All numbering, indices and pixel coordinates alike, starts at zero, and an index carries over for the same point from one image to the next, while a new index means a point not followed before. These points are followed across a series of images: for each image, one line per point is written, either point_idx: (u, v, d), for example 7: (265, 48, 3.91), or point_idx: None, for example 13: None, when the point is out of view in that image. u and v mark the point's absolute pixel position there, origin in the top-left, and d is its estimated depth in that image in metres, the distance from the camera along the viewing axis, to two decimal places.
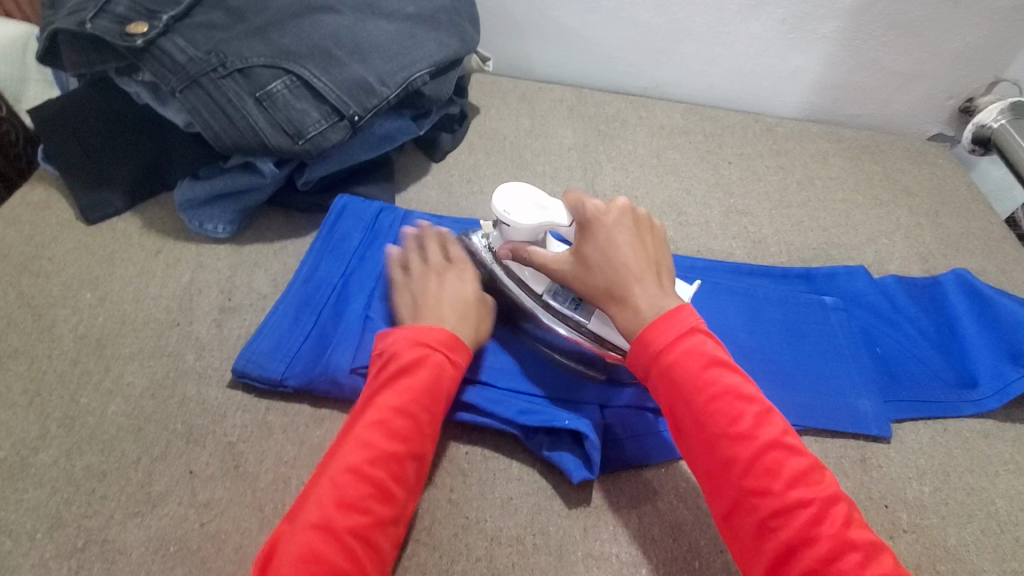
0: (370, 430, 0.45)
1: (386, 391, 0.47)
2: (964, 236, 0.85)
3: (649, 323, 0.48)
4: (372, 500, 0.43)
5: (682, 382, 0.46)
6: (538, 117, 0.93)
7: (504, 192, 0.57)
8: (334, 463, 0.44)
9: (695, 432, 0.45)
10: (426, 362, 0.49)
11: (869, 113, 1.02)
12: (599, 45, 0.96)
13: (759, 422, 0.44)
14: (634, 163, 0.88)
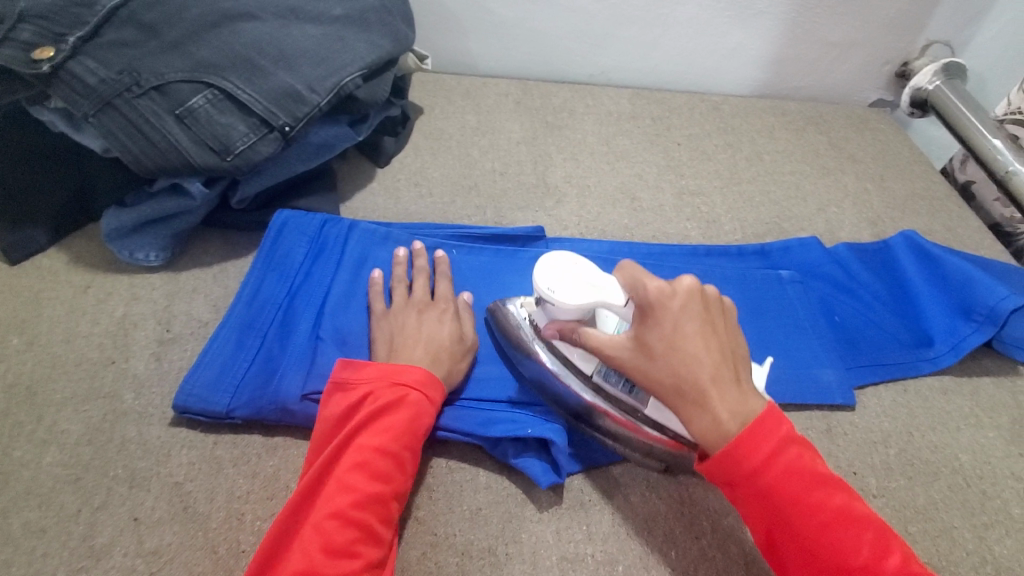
0: (353, 473, 0.44)
1: (366, 430, 0.46)
2: (909, 198, 0.87)
3: (737, 438, 0.41)
4: (361, 543, 0.42)
5: (787, 509, 0.40)
6: (484, 113, 0.91)
7: (547, 267, 0.50)
8: (317, 511, 0.42)
9: (802, 558, 0.40)
10: (406, 399, 0.48)
11: (811, 84, 1.03)
12: (540, 35, 0.94)
13: (878, 551, 0.40)
14: (585, 152, 0.87)
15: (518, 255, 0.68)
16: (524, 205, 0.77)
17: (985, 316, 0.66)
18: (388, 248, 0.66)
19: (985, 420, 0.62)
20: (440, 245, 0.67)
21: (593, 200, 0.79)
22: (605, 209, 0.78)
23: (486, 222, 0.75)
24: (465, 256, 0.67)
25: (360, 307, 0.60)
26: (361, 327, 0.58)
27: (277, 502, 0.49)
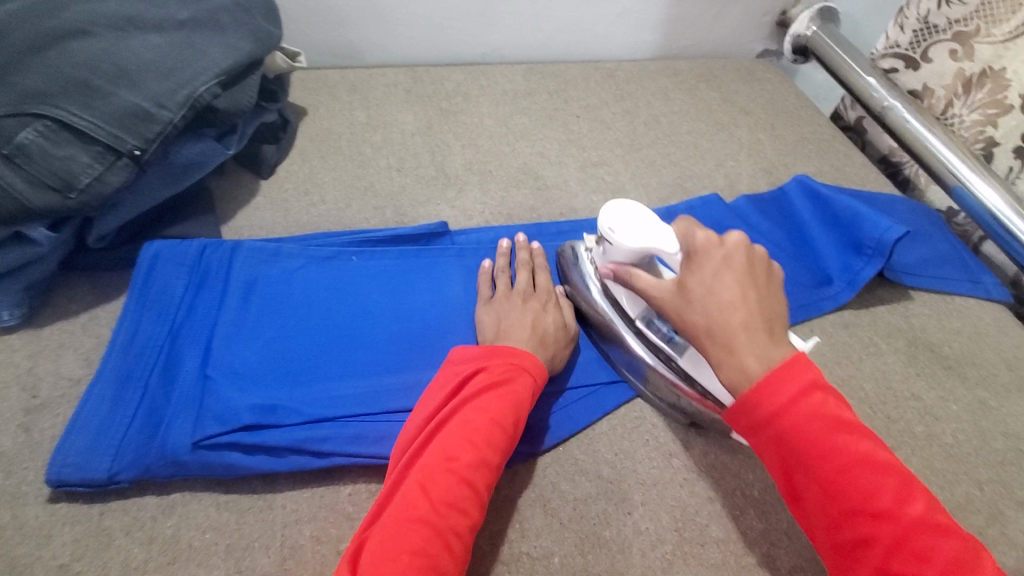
0: (467, 434, 0.45)
1: (482, 396, 0.47)
2: (799, 143, 0.90)
3: (759, 380, 0.41)
4: (469, 503, 0.43)
5: (803, 450, 0.39)
6: (374, 107, 0.86)
7: (615, 208, 0.55)
8: (428, 463, 0.44)
9: (823, 503, 0.39)
10: (519, 376, 0.49)
11: (699, 42, 1.05)
12: (423, 18, 0.90)
13: (901, 496, 0.38)
14: (483, 135, 0.84)
15: (422, 254, 0.65)
16: (425, 199, 0.73)
17: (874, 248, 0.69)
18: (280, 267, 0.61)
19: (884, 347, 0.66)
20: (338, 254, 0.63)
21: (496, 184, 0.77)
22: (509, 192, 0.76)
23: (385, 223, 0.70)
24: (366, 263, 0.63)
25: (255, 335, 0.55)
26: (257, 357, 0.54)
27: (180, 564, 0.44)
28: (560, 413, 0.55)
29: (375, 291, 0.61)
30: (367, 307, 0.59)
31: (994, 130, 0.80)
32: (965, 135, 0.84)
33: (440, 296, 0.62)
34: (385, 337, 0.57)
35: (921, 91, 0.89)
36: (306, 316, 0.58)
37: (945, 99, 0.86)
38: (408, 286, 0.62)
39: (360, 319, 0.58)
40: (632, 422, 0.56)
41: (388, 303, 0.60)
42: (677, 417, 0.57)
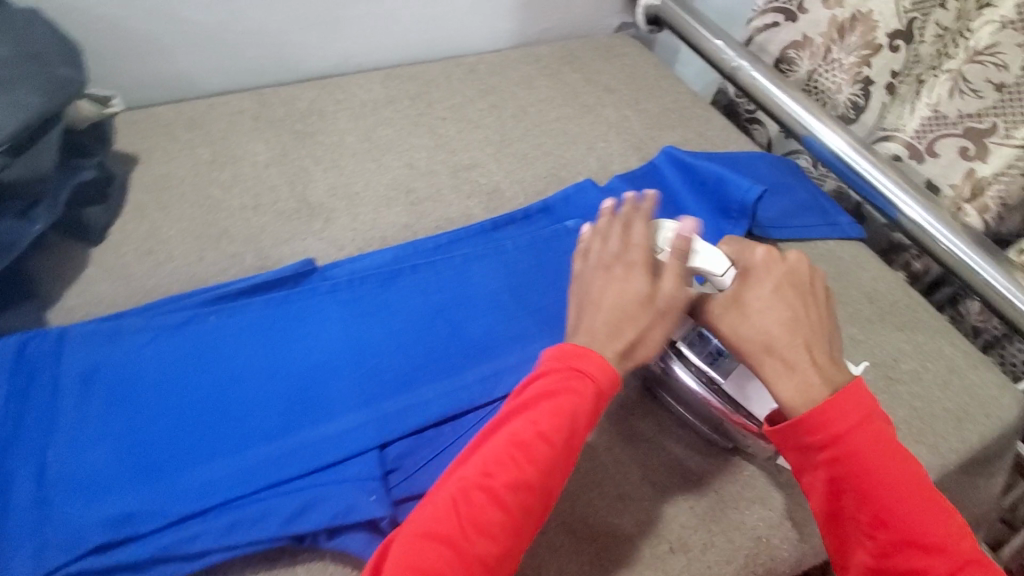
0: (509, 453, 0.44)
1: (530, 409, 0.46)
2: (663, 114, 0.93)
3: (827, 400, 0.46)
4: (501, 528, 0.42)
5: (854, 475, 0.45)
6: (218, 141, 0.77)
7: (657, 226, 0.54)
8: (465, 483, 0.43)
9: (869, 526, 0.45)
10: (580, 386, 0.46)
11: (554, 25, 1.06)
12: (258, 33, 0.82)
13: (946, 533, 0.44)
14: (345, 154, 0.78)
15: (291, 297, 0.60)
16: (288, 236, 0.68)
17: (738, 210, 0.72)
18: (120, 348, 0.53)
19: None
20: (191, 319, 0.56)
21: (365, 206, 0.72)
22: (380, 213, 0.72)
23: (246, 271, 0.64)
24: (228, 320, 0.57)
25: (103, 431, 0.49)
26: (107, 457, 0.47)
27: None
28: (461, 440, 0.53)
29: (242, 350, 0.55)
30: (235, 370, 0.54)
31: (869, 69, 0.81)
32: (844, 78, 0.84)
33: (316, 340, 0.57)
34: (257, 400, 0.52)
35: (800, 42, 0.88)
36: (161, 395, 0.51)
37: (823, 46, 0.85)
38: (279, 337, 0.57)
39: (226, 386, 0.53)
40: None
41: (259, 361, 0.55)
42: None
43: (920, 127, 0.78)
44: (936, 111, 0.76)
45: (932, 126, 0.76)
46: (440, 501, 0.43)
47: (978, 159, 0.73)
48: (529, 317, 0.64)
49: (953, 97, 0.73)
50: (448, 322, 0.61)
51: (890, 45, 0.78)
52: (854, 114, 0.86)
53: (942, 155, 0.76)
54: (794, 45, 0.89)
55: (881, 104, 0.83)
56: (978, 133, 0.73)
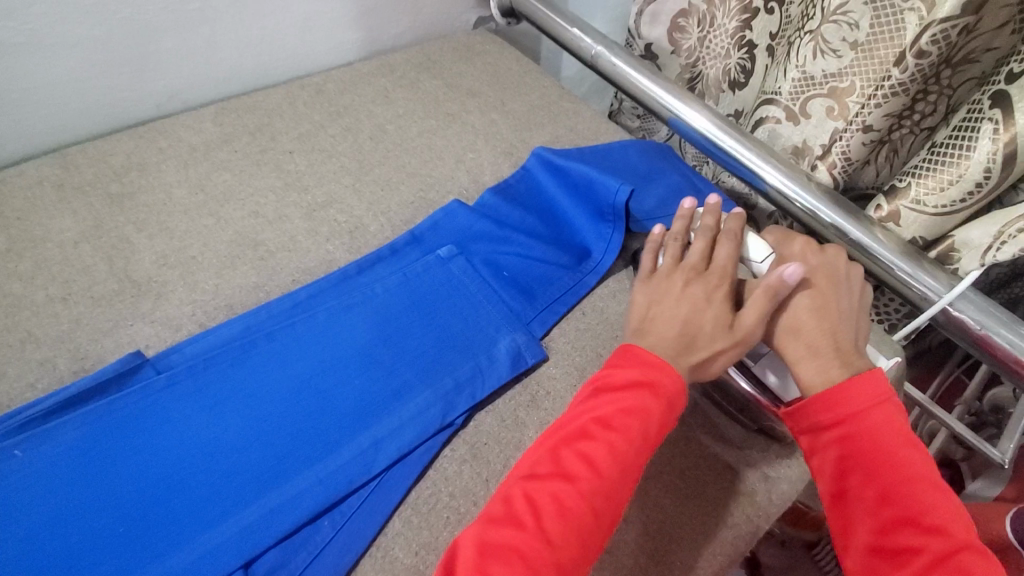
0: (578, 459, 0.45)
1: (601, 409, 0.47)
2: (531, 112, 0.89)
3: (851, 379, 0.49)
4: (569, 534, 0.42)
5: (861, 451, 0.46)
6: (13, 223, 0.65)
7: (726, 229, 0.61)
8: (534, 486, 0.44)
9: (873, 503, 0.45)
10: (652, 392, 0.48)
11: (407, 28, 0.99)
12: (48, 88, 0.69)
13: (955, 520, 0.43)
14: (174, 212, 0.68)
15: (117, 405, 0.52)
16: (111, 325, 0.58)
17: (613, 213, 0.70)
18: None
19: None
20: None
21: (204, 271, 0.63)
22: (224, 276, 0.63)
23: (60, 379, 0.54)
24: (40, 453, 0.49)
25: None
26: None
27: None
28: (339, 532, 0.48)
29: (61, 489, 0.48)
30: (55, 515, 0.46)
31: (751, 32, 0.81)
32: (729, 44, 0.84)
33: (152, 454, 0.50)
34: (86, 547, 0.45)
35: (687, 10, 0.88)
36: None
37: (708, 12, 0.85)
38: (105, 461, 0.49)
39: (48, 537, 0.46)
40: (427, 503, 0.50)
41: (83, 497, 0.47)
42: (473, 473, 0.52)
43: (792, 89, 0.77)
44: (804, 73, 0.75)
45: (803, 88, 0.76)
46: (511, 507, 0.43)
47: (840, 117, 0.74)
48: (518, 342, 0.61)
49: (817, 57, 0.73)
50: (315, 394, 0.54)
51: (765, 7, 0.78)
52: (743, 79, 0.86)
53: (812, 116, 0.77)
54: (681, 14, 0.89)
55: (764, 67, 0.84)
56: (839, 93, 0.73)
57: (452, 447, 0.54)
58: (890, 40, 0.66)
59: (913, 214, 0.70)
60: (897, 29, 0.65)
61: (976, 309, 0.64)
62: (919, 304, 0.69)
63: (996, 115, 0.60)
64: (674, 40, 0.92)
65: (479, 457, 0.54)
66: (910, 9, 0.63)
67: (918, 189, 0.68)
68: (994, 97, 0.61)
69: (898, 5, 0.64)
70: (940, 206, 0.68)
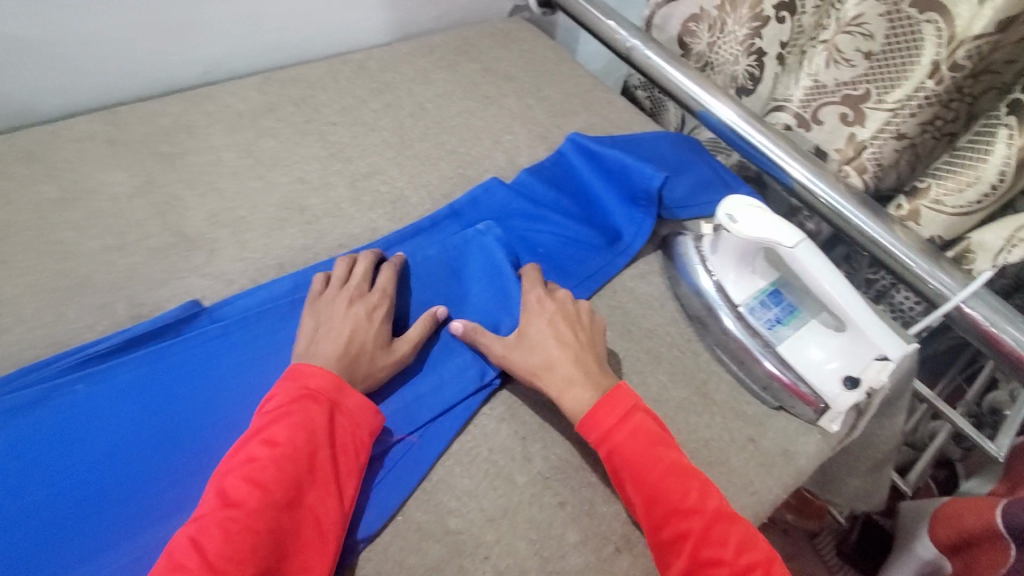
0: (243, 477, 0.44)
1: (264, 430, 0.47)
2: (565, 100, 0.92)
3: (597, 403, 0.52)
4: (247, 550, 0.40)
5: (621, 461, 0.49)
6: (66, 173, 0.66)
7: (732, 203, 0.60)
8: (205, 519, 0.42)
9: (644, 506, 0.48)
10: (277, 438, 0.46)
11: (445, 12, 1.01)
12: (100, 46, 0.71)
13: (702, 494, 0.48)
14: (224, 173, 0.70)
15: (174, 349, 0.54)
16: (167, 276, 0.60)
17: (647, 198, 0.73)
18: None
19: None
20: (58, 393, 0.51)
21: (254, 232, 0.65)
22: (273, 237, 0.65)
23: (119, 323, 0.56)
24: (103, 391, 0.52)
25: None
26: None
27: None
28: (388, 477, 0.50)
29: (121, 423, 0.50)
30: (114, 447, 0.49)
31: (760, 41, 0.83)
32: (739, 50, 0.86)
33: (206, 399, 0.53)
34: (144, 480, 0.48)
35: (698, 15, 0.90)
36: (27, 489, 0.47)
37: (718, 18, 0.87)
38: (164, 402, 0.52)
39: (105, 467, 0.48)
40: (467, 455, 0.53)
41: (141, 432, 0.50)
42: (510, 431, 0.55)
43: (804, 97, 0.80)
44: (816, 81, 0.78)
45: (815, 96, 0.79)
46: (175, 556, 0.40)
47: (856, 124, 0.76)
48: None
49: (829, 66, 0.76)
50: None
51: (776, 16, 0.80)
52: (751, 85, 0.89)
53: (825, 123, 0.79)
54: (693, 18, 0.91)
55: (774, 75, 0.86)
56: (853, 100, 0.76)
57: (490, 406, 0.56)
58: (905, 50, 0.69)
59: (933, 214, 0.72)
60: (914, 40, 0.68)
61: (987, 307, 0.67)
62: (934, 300, 0.71)
63: (1011, 121, 0.64)
64: (685, 43, 0.94)
65: (516, 416, 0.56)
66: (926, 21, 0.66)
67: (938, 190, 0.71)
68: (1012, 106, 0.64)
69: (914, 18, 0.67)
70: (958, 207, 0.71)
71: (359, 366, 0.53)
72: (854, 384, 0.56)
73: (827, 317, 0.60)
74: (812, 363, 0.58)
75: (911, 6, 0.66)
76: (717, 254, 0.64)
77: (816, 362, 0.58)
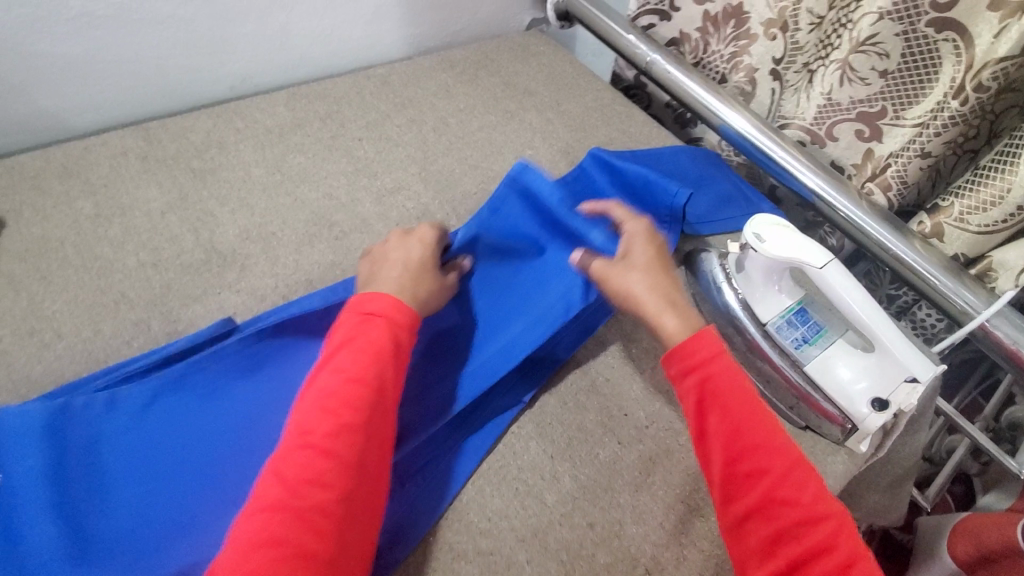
0: (320, 404, 0.46)
1: (336, 357, 0.49)
2: (585, 115, 0.92)
3: (691, 334, 0.51)
4: (330, 471, 0.43)
5: (710, 392, 0.48)
6: (102, 190, 0.68)
7: (761, 222, 0.60)
8: (289, 444, 0.45)
9: (724, 439, 0.47)
10: (344, 365, 0.48)
11: (465, 26, 1.02)
12: (132, 63, 0.73)
13: (786, 440, 0.47)
14: (253, 189, 0.71)
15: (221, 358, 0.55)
16: (200, 292, 0.61)
17: (670, 215, 0.73)
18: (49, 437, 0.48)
19: None
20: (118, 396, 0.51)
21: (284, 248, 0.66)
22: (302, 253, 0.67)
23: (154, 339, 0.58)
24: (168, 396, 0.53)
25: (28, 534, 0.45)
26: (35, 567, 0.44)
27: None
28: (419, 495, 0.51)
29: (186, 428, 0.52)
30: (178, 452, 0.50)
31: (750, 58, 0.85)
32: (726, 67, 0.89)
33: (263, 407, 0.54)
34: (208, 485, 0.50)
35: (678, 38, 0.94)
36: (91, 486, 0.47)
37: (701, 39, 0.91)
38: (225, 409, 0.54)
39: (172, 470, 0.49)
40: (497, 473, 0.54)
41: (207, 438, 0.52)
42: (539, 449, 0.55)
43: (817, 114, 0.81)
44: (829, 99, 0.79)
45: (828, 113, 0.80)
46: (266, 478, 0.44)
47: (874, 140, 0.77)
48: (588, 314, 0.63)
49: (844, 84, 0.76)
50: None
51: (767, 34, 0.81)
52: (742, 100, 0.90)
53: (841, 140, 0.80)
54: (674, 42, 0.95)
55: (772, 91, 0.86)
56: (870, 117, 0.76)
57: (518, 425, 0.57)
58: (923, 69, 0.69)
59: (957, 231, 0.72)
60: (932, 58, 0.68)
61: (1011, 326, 0.67)
62: (958, 318, 0.71)
63: None
64: None
65: (544, 434, 0.57)
66: (944, 39, 0.66)
67: (961, 208, 0.71)
68: None
69: (931, 36, 0.67)
70: (983, 226, 0.70)
71: (421, 286, 0.57)
72: (882, 406, 0.56)
73: (853, 336, 0.60)
74: (840, 384, 0.58)
75: (927, 25, 0.66)
76: (742, 274, 0.64)
77: (845, 381, 0.58)
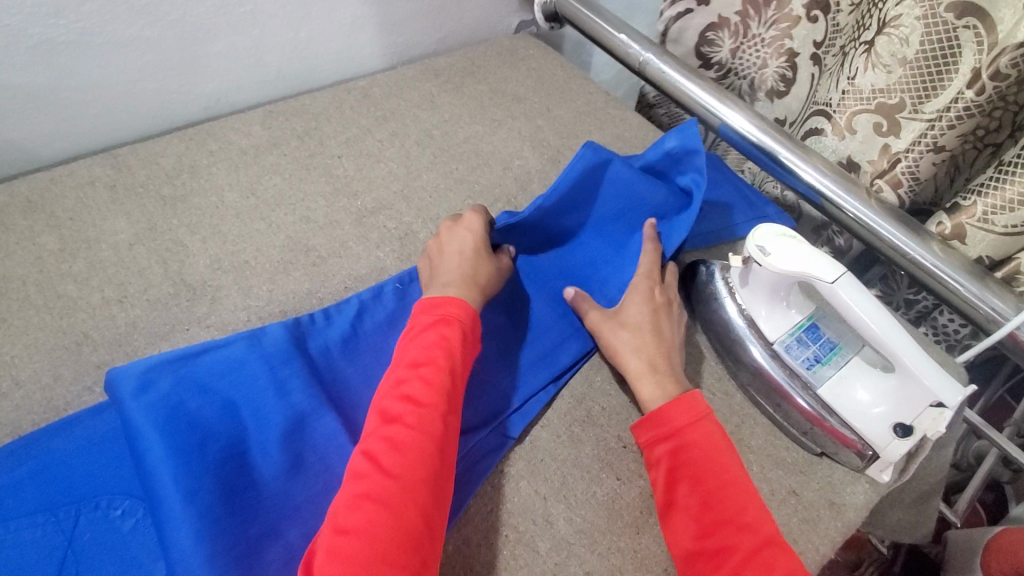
0: (398, 398, 0.47)
1: (408, 350, 0.50)
2: (577, 120, 0.88)
3: (674, 399, 0.51)
4: (418, 459, 0.44)
5: (682, 461, 0.48)
6: (67, 224, 0.64)
7: (765, 234, 0.56)
8: (373, 433, 0.45)
9: (697, 510, 0.46)
10: (420, 358, 0.49)
11: (450, 32, 0.99)
12: (98, 88, 0.69)
13: (760, 516, 0.46)
14: (226, 215, 0.68)
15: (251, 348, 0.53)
16: (169, 328, 0.58)
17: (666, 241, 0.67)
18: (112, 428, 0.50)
19: None
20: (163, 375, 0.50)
21: (258, 278, 0.63)
22: (278, 283, 0.63)
23: None
24: (195, 401, 0.49)
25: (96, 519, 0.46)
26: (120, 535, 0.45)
27: None
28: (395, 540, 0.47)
29: (221, 432, 0.48)
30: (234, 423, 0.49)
31: (792, 42, 0.78)
32: (767, 53, 0.81)
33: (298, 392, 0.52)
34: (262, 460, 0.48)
35: (717, 23, 0.85)
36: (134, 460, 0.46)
37: (741, 23, 0.82)
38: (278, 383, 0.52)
39: (208, 478, 0.45)
40: (486, 520, 0.49)
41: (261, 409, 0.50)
42: (531, 491, 0.51)
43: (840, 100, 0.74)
44: (852, 85, 0.72)
45: (848, 102, 0.73)
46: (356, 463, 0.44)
47: (891, 134, 0.71)
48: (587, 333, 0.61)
49: (866, 70, 0.70)
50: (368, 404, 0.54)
51: (808, 16, 0.75)
52: (783, 87, 0.83)
53: (857, 132, 0.74)
54: (710, 28, 0.86)
55: (810, 76, 0.80)
56: (888, 110, 0.70)
57: (508, 463, 0.53)
58: (940, 58, 0.64)
59: (980, 232, 0.67)
60: (951, 47, 0.62)
61: None
62: (985, 326, 0.66)
63: None
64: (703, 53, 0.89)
65: (536, 473, 0.52)
66: (964, 26, 0.61)
67: (984, 207, 0.65)
68: None
69: (952, 23, 0.61)
70: (1009, 226, 0.65)
71: (477, 259, 0.59)
72: (905, 432, 0.51)
73: (870, 354, 0.55)
74: (857, 406, 0.53)
75: (947, 10, 0.61)
76: (745, 290, 0.59)
77: (864, 404, 0.53)
